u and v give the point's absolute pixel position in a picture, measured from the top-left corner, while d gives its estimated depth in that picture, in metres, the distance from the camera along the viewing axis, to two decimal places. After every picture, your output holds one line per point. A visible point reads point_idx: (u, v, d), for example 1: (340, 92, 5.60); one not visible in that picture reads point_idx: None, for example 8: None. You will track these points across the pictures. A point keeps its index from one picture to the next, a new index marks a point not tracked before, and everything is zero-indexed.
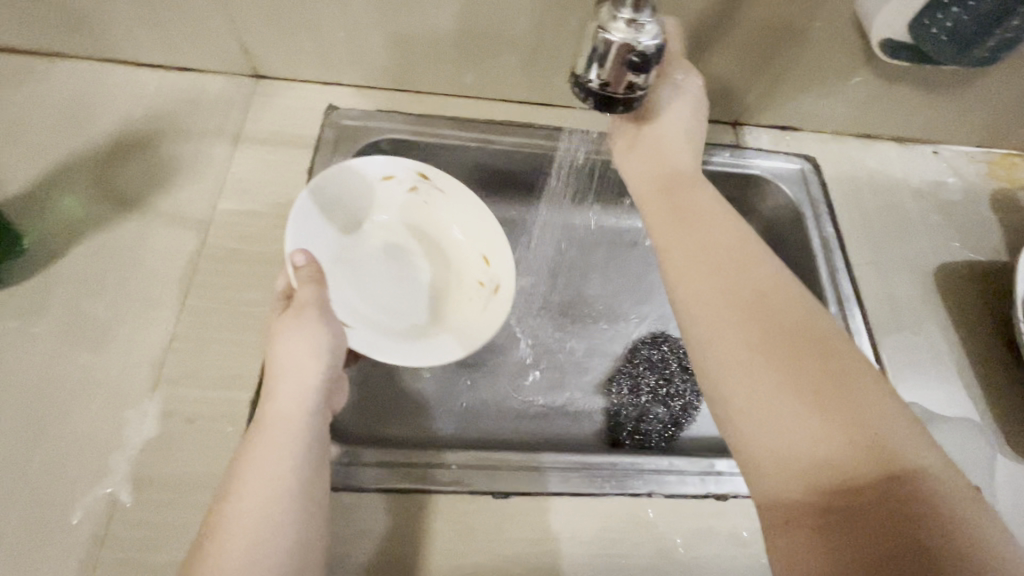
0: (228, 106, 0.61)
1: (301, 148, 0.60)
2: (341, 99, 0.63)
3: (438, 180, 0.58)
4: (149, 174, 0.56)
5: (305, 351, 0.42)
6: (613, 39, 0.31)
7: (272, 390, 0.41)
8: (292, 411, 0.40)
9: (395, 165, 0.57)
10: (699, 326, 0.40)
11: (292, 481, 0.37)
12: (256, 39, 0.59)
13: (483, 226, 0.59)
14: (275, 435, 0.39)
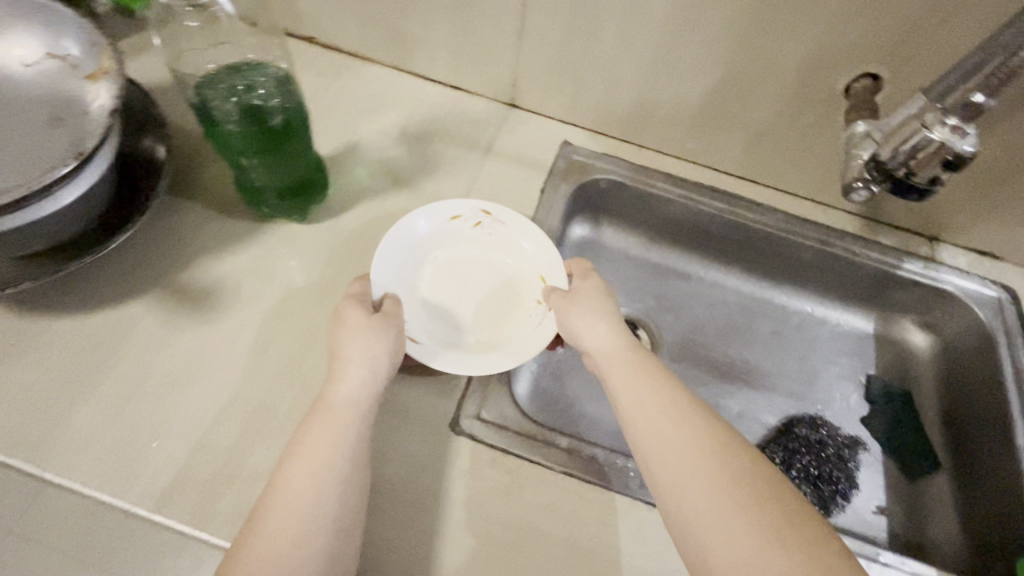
0: (485, 124, 0.73)
1: (536, 170, 0.71)
2: (575, 138, 0.74)
3: (500, 214, 0.61)
4: (418, 163, 0.68)
5: (369, 351, 0.47)
6: (931, 138, 0.44)
7: (340, 373, 0.46)
8: (354, 397, 0.45)
9: (461, 204, 0.61)
10: (631, 405, 0.45)
11: (345, 451, 0.43)
12: (527, 77, 0.70)
13: (544, 247, 0.59)
14: (332, 415, 0.44)
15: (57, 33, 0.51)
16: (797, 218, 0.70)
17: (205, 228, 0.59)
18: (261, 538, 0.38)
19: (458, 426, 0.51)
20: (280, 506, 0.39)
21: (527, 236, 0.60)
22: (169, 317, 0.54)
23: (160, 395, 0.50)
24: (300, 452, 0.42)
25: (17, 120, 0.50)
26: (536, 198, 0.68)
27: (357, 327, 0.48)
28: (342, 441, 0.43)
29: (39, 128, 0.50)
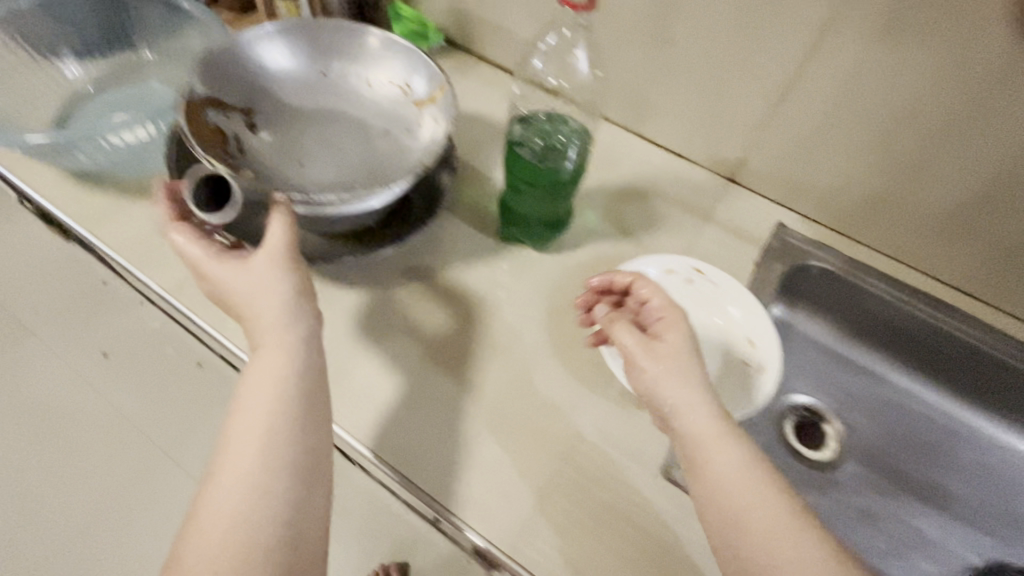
0: (706, 193, 0.77)
1: (752, 244, 0.72)
2: (792, 223, 0.75)
3: (713, 272, 0.63)
4: (640, 216, 0.73)
5: (229, 283, 0.51)
6: None
7: (256, 345, 0.49)
8: (259, 355, 0.49)
9: (674, 259, 0.63)
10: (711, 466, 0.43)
11: (278, 418, 0.47)
12: (757, 159, 0.74)
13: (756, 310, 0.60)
14: (255, 370, 0.48)
15: (405, 61, 0.63)
16: None
17: (461, 239, 0.67)
18: (210, 514, 0.43)
19: (670, 474, 0.53)
20: (234, 489, 0.43)
21: (738, 306, 0.61)
22: (425, 311, 0.62)
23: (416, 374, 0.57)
24: (241, 425, 0.46)
25: (361, 128, 0.63)
26: (751, 272, 0.69)
27: (228, 266, 0.51)
28: (277, 410, 0.47)
29: (375, 137, 0.62)
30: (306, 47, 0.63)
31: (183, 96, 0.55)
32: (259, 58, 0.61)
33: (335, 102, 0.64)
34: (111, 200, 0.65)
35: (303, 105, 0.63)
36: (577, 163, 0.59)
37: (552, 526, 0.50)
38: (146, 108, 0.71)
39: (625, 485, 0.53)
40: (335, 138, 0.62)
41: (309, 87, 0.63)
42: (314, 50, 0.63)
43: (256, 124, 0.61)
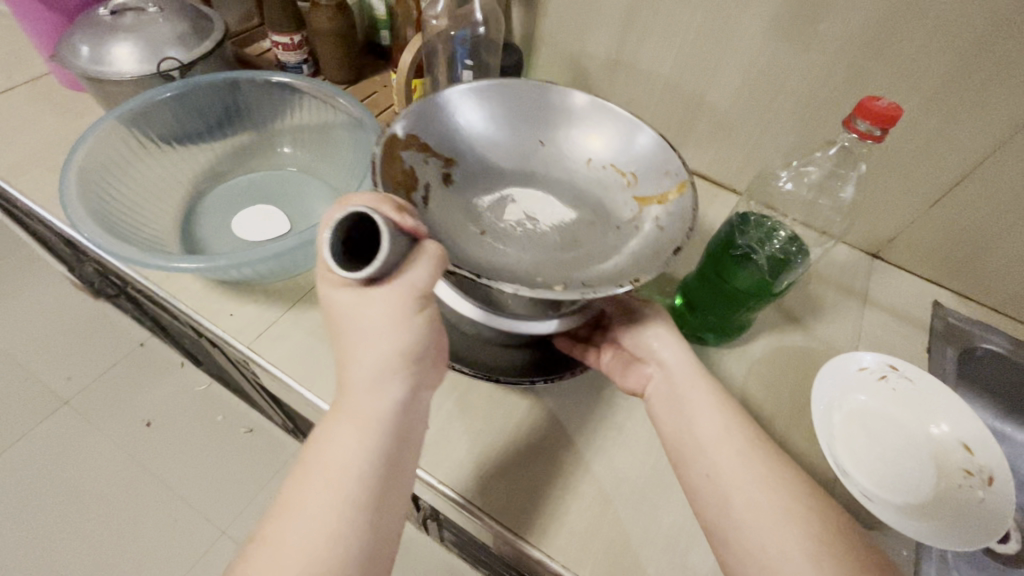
0: (855, 271, 0.75)
1: (918, 327, 0.70)
2: (947, 301, 0.74)
3: (908, 368, 0.61)
4: (803, 301, 0.71)
5: (355, 337, 0.42)
6: None
7: (354, 387, 0.42)
8: (356, 409, 0.42)
9: (865, 355, 0.62)
10: (696, 420, 0.48)
11: (353, 482, 0.41)
12: (914, 238, 0.73)
13: (963, 411, 0.58)
14: (348, 413, 0.42)
15: (632, 156, 0.60)
16: None
17: None
18: (273, 564, 0.38)
19: None
20: (302, 540, 0.38)
21: (949, 417, 0.58)
22: (622, 421, 0.58)
23: (629, 500, 0.52)
24: (323, 470, 0.41)
25: (567, 208, 0.61)
26: (926, 359, 0.67)
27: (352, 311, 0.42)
28: (364, 463, 0.41)
29: (579, 222, 0.60)
30: (522, 113, 0.63)
31: (389, 128, 0.54)
32: (468, 111, 0.61)
33: (539, 173, 0.63)
34: (263, 308, 0.60)
35: (508, 170, 0.63)
36: (797, 274, 0.56)
37: None
38: (296, 214, 0.67)
39: None
40: (540, 211, 0.61)
41: (518, 153, 0.63)
42: (523, 117, 0.63)
43: (450, 177, 0.59)
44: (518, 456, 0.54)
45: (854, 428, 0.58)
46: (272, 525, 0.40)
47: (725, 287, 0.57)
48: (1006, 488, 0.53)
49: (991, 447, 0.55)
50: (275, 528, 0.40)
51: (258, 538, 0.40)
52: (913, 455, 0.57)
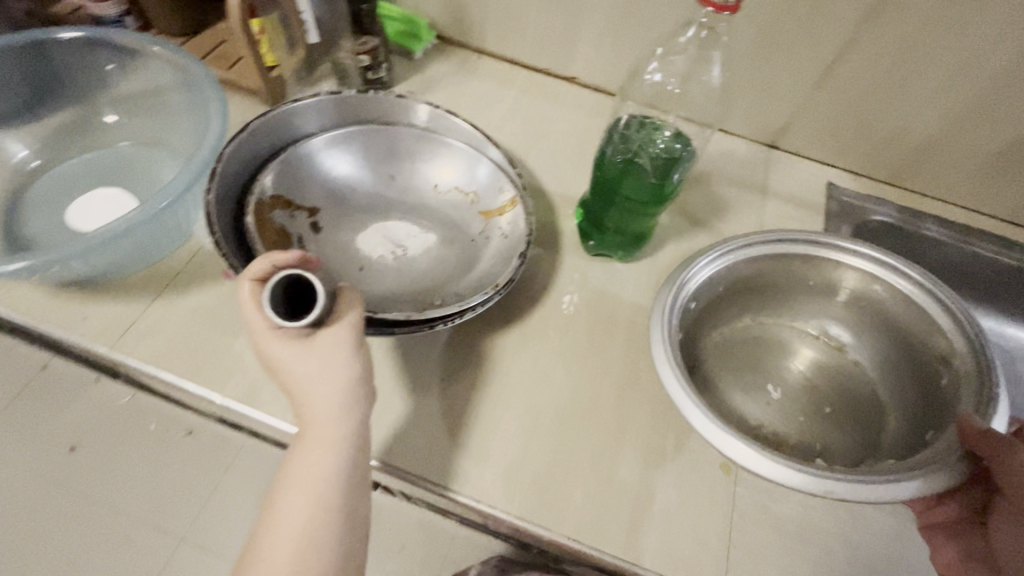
0: (754, 165, 0.75)
1: (814, 210, 0.72)
2: (840, 179, 0.76)
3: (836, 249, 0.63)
4: (707, 203, 0.70)
5: (309, 374, 0.41)
6: None
7: (312, 417, 0.41)
8: (321, 439, 0.41)
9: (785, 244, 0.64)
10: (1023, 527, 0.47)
11: (323, 510, 0.39)
12: (805, 122, 0.73)
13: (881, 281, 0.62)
14: (303, 450, 0.41)
15: (472, 177, 0.61)
16: None
17: (543, 266, 0.62)
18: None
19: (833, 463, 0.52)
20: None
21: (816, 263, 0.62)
22: (537, 352, 0.56)
23: (554, 430, 0.52)
24: (282, 507, 0.40)
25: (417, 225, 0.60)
26: None
27: (302, 351, 0.41)
28: (330, 493, 0.40)
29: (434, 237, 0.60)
30: (370, 150, 0.62)
31: (253, 196, 0.53)
32: (333, 160, 0.60)
33: (398, 206, 0.61)
34: (127, 306, 0.53)
35: (371, 206, 0.61)
36: (683, 174, 0.54)
37: (755, 549, 0.48)
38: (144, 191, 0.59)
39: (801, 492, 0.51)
40: (396, 240, 0.59)
41: (371, 193, 0.61)
42: (375, 158, 0.62)
43: (320, 225, 0.58)
44: (437, 407, 0.52)
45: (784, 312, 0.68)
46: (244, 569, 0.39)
47: (616, 206, 0.56)
48: None
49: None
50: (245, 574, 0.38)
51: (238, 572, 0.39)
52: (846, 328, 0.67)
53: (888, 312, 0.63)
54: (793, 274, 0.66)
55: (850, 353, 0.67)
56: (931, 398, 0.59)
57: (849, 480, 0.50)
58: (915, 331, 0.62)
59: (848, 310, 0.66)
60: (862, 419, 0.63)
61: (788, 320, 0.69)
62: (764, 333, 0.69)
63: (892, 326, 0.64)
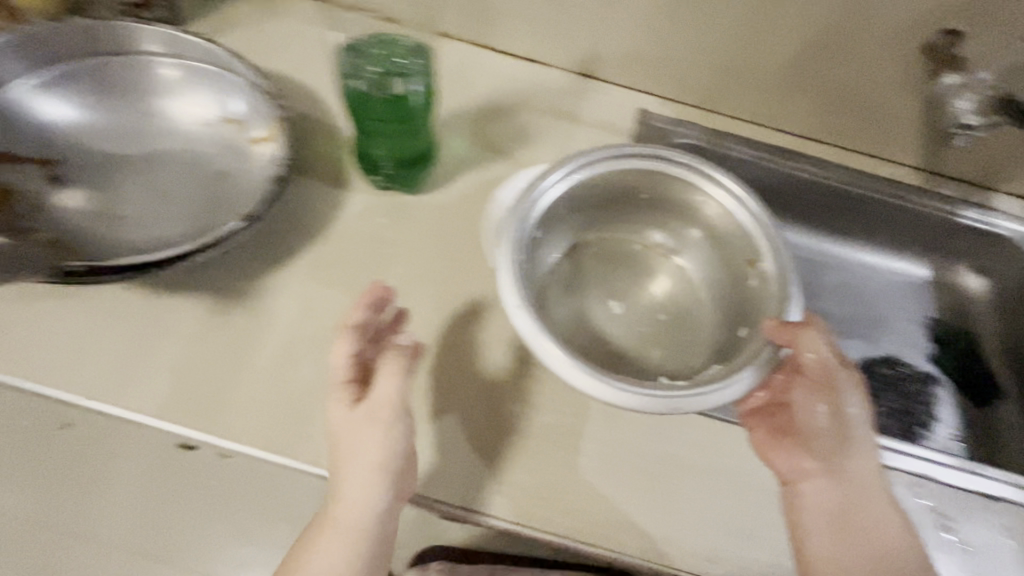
0: (564, 94, 0.75)
1: (621, 135, 0.73)
2: (652, 104, 0.76)
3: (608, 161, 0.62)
4: (511, 134, 0.70)
5: (361, 449, 0.44)
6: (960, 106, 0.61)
7: (343, 492, 0.45)
8: (356, 514, 0.45)
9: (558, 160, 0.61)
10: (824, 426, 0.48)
11: (358, 564, 0.45)
12: (608, 47, 0.73)
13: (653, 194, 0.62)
14: (330, 537, 0.45)
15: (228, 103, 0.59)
16: (863, 173, 0.74)
17: (324, 202, 0.60)
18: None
19: None
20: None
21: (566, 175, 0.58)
22: (309, 288, 0.55)
23: (316, 360, 0.52)
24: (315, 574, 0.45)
25: (173, 163, 0.58)
26: None
27: (340, 421, 0.46)
28: (359, 557, 0.45)
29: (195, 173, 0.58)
30: (112, 90, 0.59)
31: None
32: (52, 104, 0.57)
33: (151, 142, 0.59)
34: None
35: (121, 143, 0.58)
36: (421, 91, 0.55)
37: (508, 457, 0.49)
38: None
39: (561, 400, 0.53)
40: (152, 177, 0.57)
41: (116, 132, 0.58)
42: (118, 96, 0.59)
43: (63, 174, 0.56)
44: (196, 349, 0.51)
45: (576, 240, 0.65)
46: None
47: (361, 130, 0.55)
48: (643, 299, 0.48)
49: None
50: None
51: None
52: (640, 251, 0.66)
53: (721, 232, 0.60)
54: (640, 194, 0.62)
55: (678, 258, 0.66)
56: (743, 307, 0.57)
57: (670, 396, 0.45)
58: (741, 246, 0.58)
59: (690, 228, 0.63)
60: (693, 331, 0.63)
61: (644, 239, 0.67)
62: (618, 251, 0.67)
63: (721, 245, 0.61)
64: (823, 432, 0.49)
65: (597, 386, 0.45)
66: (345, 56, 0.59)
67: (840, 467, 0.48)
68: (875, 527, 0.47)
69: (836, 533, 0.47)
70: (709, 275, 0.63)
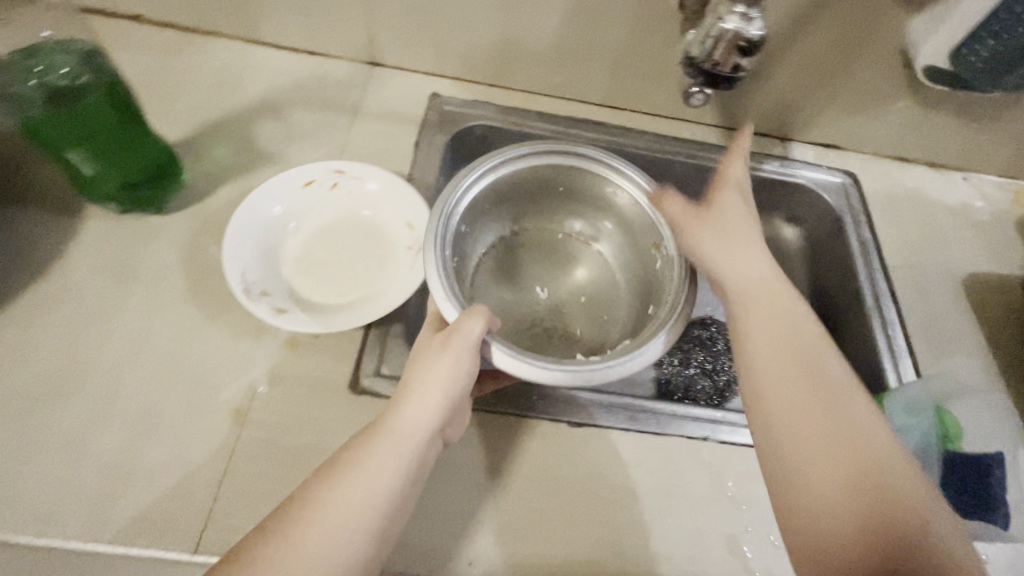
0: (349, 87, 0.71)
1: (409, 125, 0.69)
2: (444, 89, 0.73)
3: (354, 168, 0.58)
4: (284, 137, 0.65)
5: (441, 377, 0.41)
6: (726, 27, 0.37)
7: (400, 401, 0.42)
8: (408, 427, 0.41)
9: (309, 168, 0.57)
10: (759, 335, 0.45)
11: (377, 504, 0.38)
12: (382, 33, 0.69)
13: (406, 194, 0.58)
14: (387, 450, 0.40)
15: None
16: (660, 137, 0.73)
17: (50, 235, 0.54)
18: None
19: (358, 385, 0.51)
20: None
21: (282, 201, 0.56)
22: (25, 333, 0.50)
23: (26, 414, 0.46)
24: (342, 499, 0.37)
25: None
26: (411, 155, 0.67)
27: (432, 355, 0.42)
28: (386, 494, 0.39)
29: None
30: None
31: None
32: None
33: None
34: None
35: None
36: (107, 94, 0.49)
37: (246, 492, 0.45)
38: None
39: (314, 420, 0.49)
40: None
41: None
42: None
43: None
44: None
45: (328, 267, 0.55)
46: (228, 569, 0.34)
47: (59, 158, 0.49)
48: None
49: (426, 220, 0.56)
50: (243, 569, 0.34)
51: None
52: (402, 260, 0.56)
53: (629, 221, 0.58)
54: (539, 182, 0.58)
55: (598, 245, 0.64)
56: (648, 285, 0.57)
57: (590, 368, 0.42)
58: (642, 226, 0.56)
59: (601, 211, 0.60)
60: (610, 309, 0.63)
61: (555, 222, 0.65)
62: (537, 237, 0.65)
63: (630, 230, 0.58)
64: (795, 342, 0.45)
65: (517, 365, 0.42)
66: (17, 57, 0.48)
67: (818, 378, 0.43)
68: (876, 450, 0.40)
69: (815, 447, 0.41)
70: (620, 253, 0.62)
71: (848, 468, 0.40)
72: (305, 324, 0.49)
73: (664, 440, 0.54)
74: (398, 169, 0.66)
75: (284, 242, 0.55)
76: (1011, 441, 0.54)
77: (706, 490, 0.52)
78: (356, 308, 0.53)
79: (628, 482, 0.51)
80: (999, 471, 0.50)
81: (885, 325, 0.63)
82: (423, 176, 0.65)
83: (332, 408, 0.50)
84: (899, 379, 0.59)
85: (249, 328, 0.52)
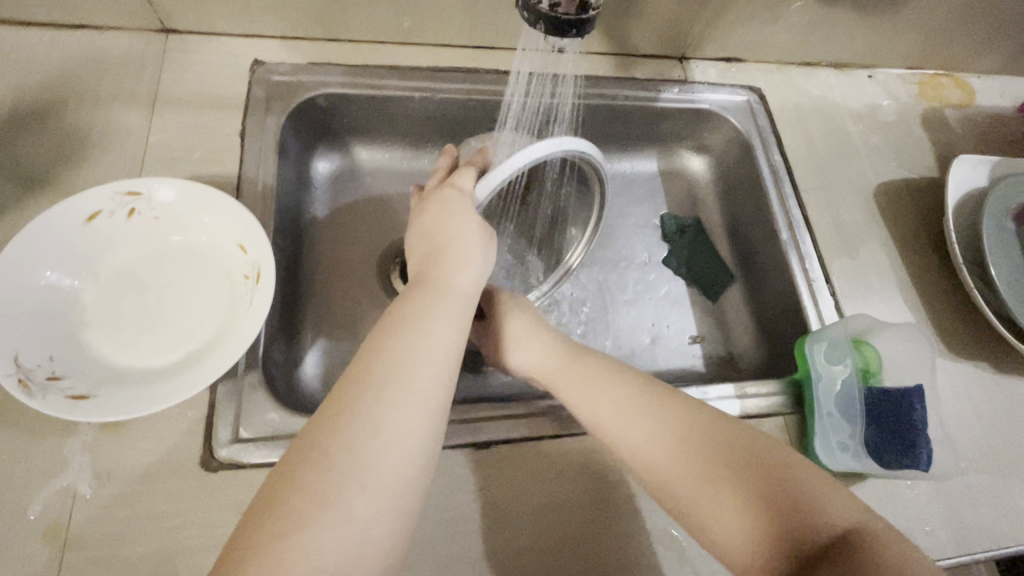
0: (138, 66, 0.55)
1: (230, 108, 0.55)
2: (269, 52, 0.58)
3: (153, 186, 0.46)
4: (56, 148, 0.50)
5: (472, 256, 0.45)
6: None
7: (447, 267, 0.44)
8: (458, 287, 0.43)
9: (87, 196, 0.44)
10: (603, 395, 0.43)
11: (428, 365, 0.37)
12: None
13: (227, 207, 0.46)
14: (446, 300, 0.42)
15: None
16: (568, 79, 0.60)
17: None
18: (370, 436, 0.33)
19: (214, 460, 0.42)
20: (395, 399, 0.35)
21: (62, 252, 0.43)
22: None
23: None
24: (418, 337, 0.38)
25: None
26: (238, 147, 0.53)
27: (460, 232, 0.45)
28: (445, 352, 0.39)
29: None
30: None
31: None
32: None
33: None
34: None
35: None
36: None
37: None
38: None
39: (157, 520, 0.40)
40: None
41: None
42: None
43: None
44: None
45: (148, 323, 0.44)
46: (341, 409, 0.34)
47: None
48: (268, 275, 0.44)
49: (257, 238, 0.45)
50: (357, 401, 0.34)
51: (265, 516, 0.30)
52: (240, 287, 0.46)
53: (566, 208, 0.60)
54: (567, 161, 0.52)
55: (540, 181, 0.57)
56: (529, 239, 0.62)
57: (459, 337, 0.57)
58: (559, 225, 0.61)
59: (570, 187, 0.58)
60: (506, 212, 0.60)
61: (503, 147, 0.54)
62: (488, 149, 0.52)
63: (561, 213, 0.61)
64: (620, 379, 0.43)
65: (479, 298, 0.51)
66: None
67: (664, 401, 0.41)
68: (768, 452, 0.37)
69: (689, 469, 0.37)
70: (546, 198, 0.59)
71: (746, 483, 0.35)
72: (115, 411, 0.38)
73: (587, 439, 0.47)
74: (223, 169, 0.52)
75: (79, 304, 0.43)
76: (928, 368, 0.53)
77: (638, 485, 0.46)
78: (190, 362, 0.42)
79: (555, 497, 0.45)
80: (919, 406, 0.48)
81: (802, 258, 0.59)
82: (256, 173, 0.52)
83: (179, 497, 0.41)
84: (820, 318, 0.56)
85: (54, 422, 0.41)
